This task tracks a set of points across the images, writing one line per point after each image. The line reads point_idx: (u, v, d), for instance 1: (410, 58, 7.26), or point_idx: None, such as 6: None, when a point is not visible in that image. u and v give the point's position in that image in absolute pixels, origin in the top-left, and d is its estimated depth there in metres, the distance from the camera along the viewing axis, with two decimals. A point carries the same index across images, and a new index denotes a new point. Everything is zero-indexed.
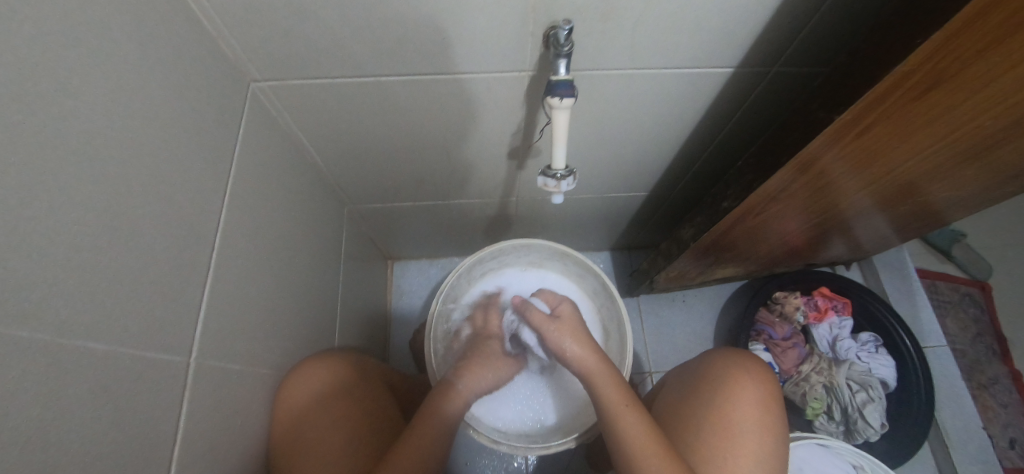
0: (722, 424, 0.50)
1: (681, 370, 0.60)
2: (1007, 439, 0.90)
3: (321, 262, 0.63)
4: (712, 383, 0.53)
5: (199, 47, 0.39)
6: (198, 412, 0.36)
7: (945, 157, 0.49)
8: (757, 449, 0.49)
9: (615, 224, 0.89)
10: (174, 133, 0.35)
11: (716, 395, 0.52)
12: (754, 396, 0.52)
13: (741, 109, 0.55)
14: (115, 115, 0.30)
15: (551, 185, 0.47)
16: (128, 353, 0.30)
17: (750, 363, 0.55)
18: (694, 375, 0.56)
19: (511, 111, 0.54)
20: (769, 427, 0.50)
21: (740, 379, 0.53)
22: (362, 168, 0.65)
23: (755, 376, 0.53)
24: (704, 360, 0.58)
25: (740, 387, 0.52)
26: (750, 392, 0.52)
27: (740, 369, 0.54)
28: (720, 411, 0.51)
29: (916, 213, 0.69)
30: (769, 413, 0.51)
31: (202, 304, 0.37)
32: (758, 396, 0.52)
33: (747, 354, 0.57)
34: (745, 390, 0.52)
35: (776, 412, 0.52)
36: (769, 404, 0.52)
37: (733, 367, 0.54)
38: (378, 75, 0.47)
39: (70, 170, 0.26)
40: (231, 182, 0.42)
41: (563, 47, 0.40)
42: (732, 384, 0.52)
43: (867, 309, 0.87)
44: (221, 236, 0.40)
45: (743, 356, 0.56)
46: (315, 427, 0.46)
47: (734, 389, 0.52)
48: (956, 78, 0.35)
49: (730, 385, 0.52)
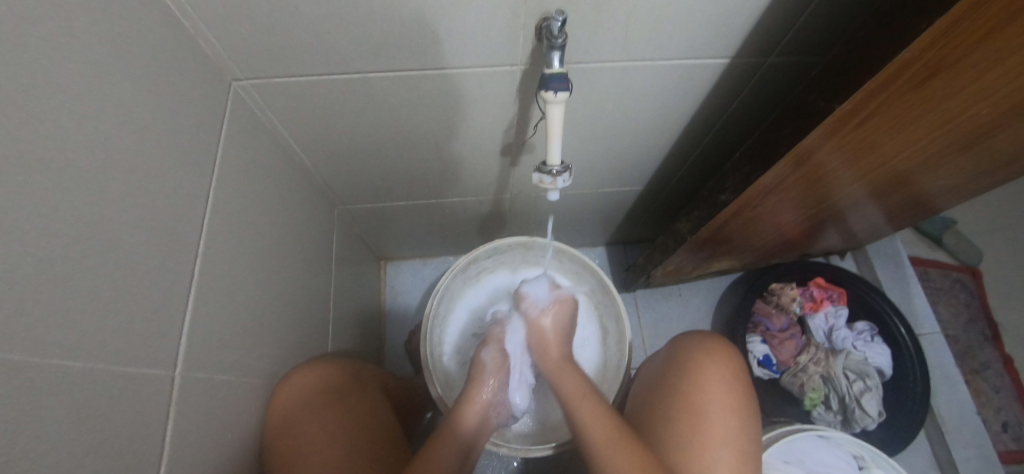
0: (688, 407, 0.49)
1: (651, 360, 0.59)
2: (1000, 423, 0.91)
3: (311, 266, 0.61)
4: (678, 368, 0.53)
5: (175, 45, 0.37)
6: (187, 427, 0.35)
7: (939, 146, 0.48)
8: (724, 431, 0.48)
9: (610, 219, 0.88)
10: (151, 136, 0.34)
11: (682, 379, 0.51)
12: (721, 378, 0.51)
13: (737, 100, 0.54)
14: (86, 117, 0.28)
15: (548, 182, 0.46)
16: (110, 369, 0.28)
17: (715, 345, 0.55)
18: (663, 363, 0.55)
19: (503, 107, 0.52)
20: (738, 408, 0.49)
21: (706, 362, 0.52)
22: (351, 168, 0.63)
23: (720, 358, 0.53)
24: (672, 349, 0.57)
25: (706, 370, 0.51)
26: (716, 374, 0.51)
27: (706, 353, 0.53)
28: (687, 395, 0.50)
29: (909, 202, 0.69)
30: (737, 393, 0.50)
31: (188, 314, 0.36)
32: (726, 378, 0.51)
33: (712, 337, 0.57)
34: (712, 373, 0.51)
35: (745, 392, 0.51)
36: (737, 384, 0.51)
37: (699, 351, 0.54)
38: (365, 72, 0.46)
39: (41, 179, 0.24)
40: (215, 185, 0.40)
41: (556, 39, 0.38)
42: (697, 368, 0.52)
43: (862, 298, 0.87)
44: (205, 242, 0.39)
45: (710, 340, 0.56)
46: (309, 434, 0.45)
47: (700, 373, 0.51)
48: (957, 65, 0.35)
49: (696, 369, 0.52)
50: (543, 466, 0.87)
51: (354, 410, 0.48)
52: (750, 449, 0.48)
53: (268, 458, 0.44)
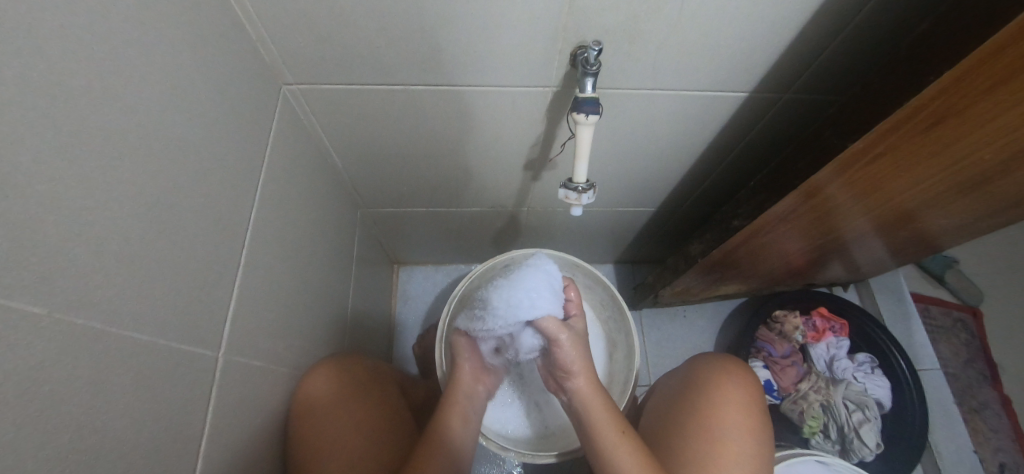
0: (705, 425, 0.51)
1: (669, 378, 0.61)
2: (998, 463, 0.91)
3: (336, 264, 0.63)
4: (698, 386, 0.55)
5: (240, 50, 0.40)
6: (225, 408, 0.36)
7: (944, 186, 0.51)
8: (738, 450, 0.49)
9: (622, 238, 0.90)
10: (215, 131, 0.36)
11: (701, 397, 0.53)
12: (738, 399, 0.52)
13: (753, 132, 0.57)
14: (165, 112, 0.31)
15: (572, 197, 0.49)
16: (166, 344, 0.30)
17: (734, 367, 0.56)
18: (684, 378, 0.58)
19: (533, 124, 0.55)
20: (753, 431, 0.51)
21: (725, 383, 0.54)
22: (380, 173, 0.66)
23: (739, 381, 0.54)
24: (692, 365, 0.59)
25: (725, 391, 0.53)
26: (734, 395, 0.53)
27: (725, 374, 0.55)
28: (704, 412, 0.52)
29: (914, 239, 0.71)
30: (753, 417, 0.52)
31: (233, 300, 0.38)
32: (742, 400, 0.52)
33: (729, 358, 0.59)
34: (730, 395, 0.53)
35: (761, 416, 0.52)
36: (753, 407, 0.52)
37: (719, 370, 0.56)
38: (406, 84, 0.49)
39: (124, 168, 0.27)
40: (262, 181, 0.43)
41: (592, 66, 0.41)
42: (718, 385, 0.54)
43: (863, 329, 0.89)
44: (251, 233, 0.41)
45: (729, 362, 0.57)
46: (333, 423, 0.47)
47: (719, 393, 0.53)
48: (964, 113, 0.37)
49: (716, 387, 0.54)
50: None
51: (371, 405, 0.51)
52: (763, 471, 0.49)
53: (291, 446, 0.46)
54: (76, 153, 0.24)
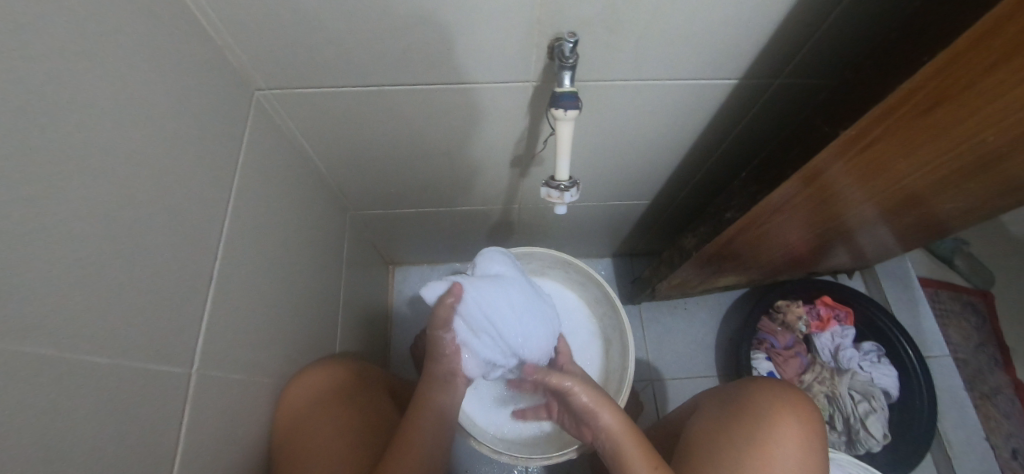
0: (760, 459, 0.49)
1: (719, 393, 0.59)
2: (1010, 450, 0.89)
3: (323, 270, 0.63)
4: (754, 413, 0.53)
5: (205, 57, 0.39)
6: (199, 424, 0.36)
7: (949, 169, 0.48)
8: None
9: (618, 232, 0.89)
10: (179, 142, 0.35)
11: (761, 429, 0.51)
12: (798, 439, 0.51)
13: (744, 121, 0.55)
14: (121, 126, 0.30)
15: (555, 196, 0.47)
16: (126, 365, 0.30)
17: (795, 398, 0.54)
18: (738, 400, 0.56)
19: (516, 120, 0.54)
20: (806, 472, 0.49)
21: (786, 416, 0.52)
22: (365, 176, 0.65)
23: (801, 416, 0.52)
24: (748, 387, 0.57)
25: (784, 424, 0.51)
26: (792, 430, 0.51)
27: (786, 406, 0.53)
28: (760, 444, 0.50)
29: (919, 223, 0.69)
30: (809, 458, 0.50)
31: (205, 315, 0.37)
32: (801, 437, 0.51)
33: (793, 388, 0.56)
34: (790, 429, 0.51)
35: (817, 459, 0.51)
36: (812, 449, 0.51)
37: (781, 401, 0.53)
38: (381, 84, 0.47)
39: (77, 186, 0.26)
40: (234, 191, 0.42)
41: (568, 60, 0.40)
42: (777, 416, 0.52)
43: (869, 317, 0.87)
44: (224, 245, 0.40)
45: (787, 389, 0.55)
46: (318, 428, 0.47)
47: (778, 426, 0.51)
48: (963, 95, 0.35)
49: (775, 419, 0.52)
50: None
51: (358, 409, 0.51)
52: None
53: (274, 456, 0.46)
54: (21, 174, 0.23)
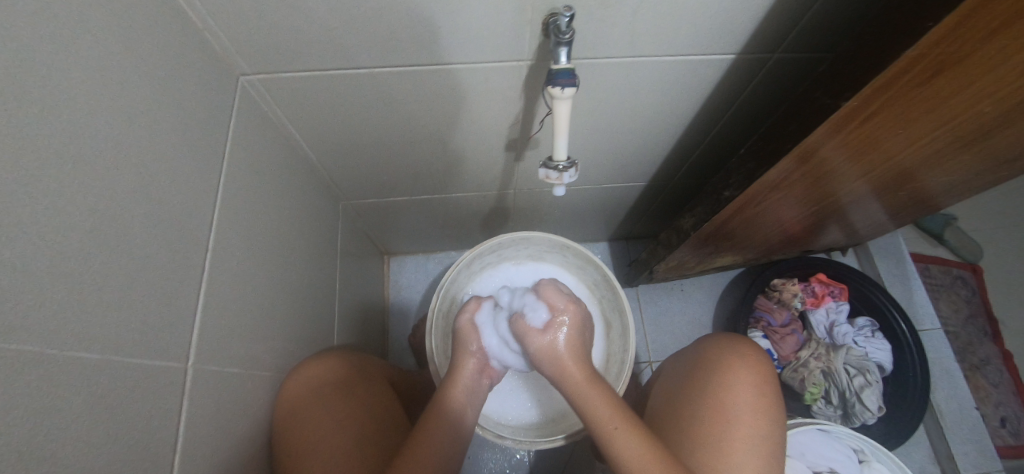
0: (716, 411, 0.50)
1: (677, 357, 0.60)
2: (999, 418, 0.92)
3: (317, 261, 0.62)
4: (707, 367, 0.53)
5: (185, 41, 0.37)
6: (196, 420, 0.35)
7: (943, 143, 0.48)
8: (751, 432, 0.48)
9: (614, 215, 0.88)
10: (161, 129, 0.34)
11: (712, 380, 0.52)
12: (750, 382, 0.51)
13: (742, 97, 0.54)
14: (98, 114, 0.28)
15: (553, 177, 0.46)
16: (121, 361, 0.29)
17: (743, 345, 0.55)
18: (692, 359, 0.56)
19: (510, 102, 0.53)
20: (765, 414, 0.50)
21: (734, 365, 0.52)
22: (357, 163, 0.64)
23: (749, 361, 0.53)
24: (700, 345, 0.57)
25: (736, 373, 0.52)
26: (744, 377, 0.51)
27: (735, 355, 0.53)
28: (714, 396, 0.50)
29: (913, 199, 0.69)
30: (765, 397, 0.51)
31: (198, 309, 0.36)
32: (754, 380, 0.51)
33: (745, 340, 0.56)
34: (741, 375, 0.51)
35: (773, 396, 0.51)
36: (765, 388, 0.51)
37: (730, 352, 0.54)
38: (371, 67, 0.46)
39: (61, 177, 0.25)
40: (223, 181, 0.41)
41: (564, 34, 0.38)
42: (729, 367, 0.52)
43: (864, 294, 0.88)
44: (215, 237, 0.39)
45: (736, 339, 0.56)
46: (319, 429, 0.47)
47: (730, 375, 0.51)
48: (963, 62, 0.35)
49: (727, 370, 0.52)
50: (547, 459, 0.89)
51: (357, 403, 0.50)
52: (775, 451, 0.49)
53: (278, 450, 0.46)
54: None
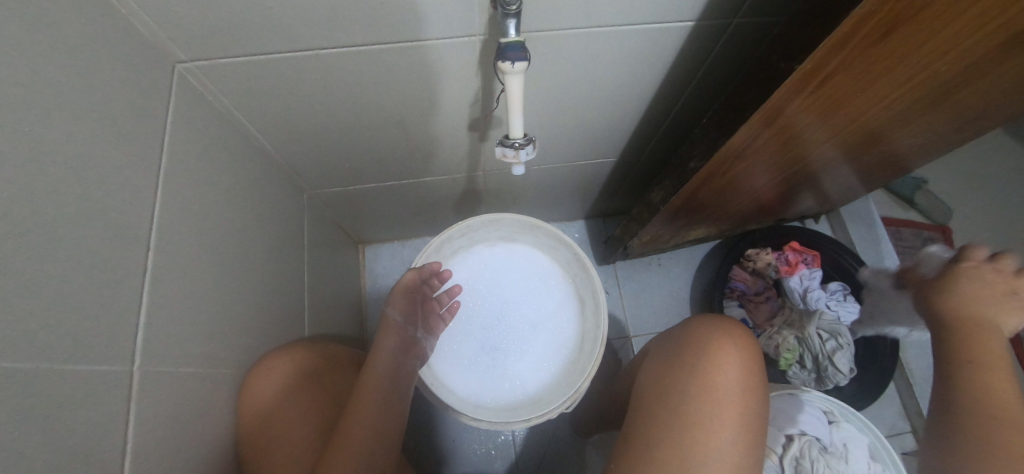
0: (706, 388, 0.49)
1: (665, 338, 0.60)
2: None
3: (279, 254, 0.60)
4: (697, 346, 0.53)
5: (107, 28, 0.34)
6: (149, 422, 0.35)
7: (907, 102, 0.48)
8: (740, 410, 0.49)
9: (588, 192, 0.88)
10: (88, 125, 0.32)
11: (703, 357, 0.52)
12: (737, 362, 0.51)
13: (706, 64, 0.53)
14: (15, 112, 0.26)
15: (511, 155, 0.45)
16: (58, 366, 0.28)
17: (731, 325, 0.55)
18: (681, 339, 0.56)
19: (467, 80, 0.51)
20: (751, 393, 0.50)
21: (723, 345, 0.52)
22: (316, 151, 0.62)
23: (738, 341, 0.53)
24: (688, 326, 0.57)
25: (724, 352, 0.52)
26: (732, 358, 0.51)
27: (723, 334, 0.53)
28: (705, 374, 0.50)
29: (882, 162, 0.70)
30: (751, 375, 0.51)
31: (143, 310, 0.35)
32: (742, 359, 0.51)
33: (732, 320, 0.57)
34: (729, 354, 0.52)
35: (758, 376, 0.51)
36: (751, 368, 0.51)
37: (719, 332, 0.54)
38: (316, 47, 0.43)
39: None
40: (163, 176, 0.39)
41: (510, 5, 0.36)
42: (718, 346, 0.52)
43: (836, 260, 0.89)
44: (158, 235, 0.37)
45: (723, 321, 0.56)
46: (284, 427, 0.47)
47: (718, 353, 0.52)
48: (916, 18, 0.34)
49: (716, 348, 0.52)
50: (530, 438, 0.90)
51: (322, 397, 0.51)
52: (758, 429, 0.49)
53: (249, 450, 0.46)
54: None
